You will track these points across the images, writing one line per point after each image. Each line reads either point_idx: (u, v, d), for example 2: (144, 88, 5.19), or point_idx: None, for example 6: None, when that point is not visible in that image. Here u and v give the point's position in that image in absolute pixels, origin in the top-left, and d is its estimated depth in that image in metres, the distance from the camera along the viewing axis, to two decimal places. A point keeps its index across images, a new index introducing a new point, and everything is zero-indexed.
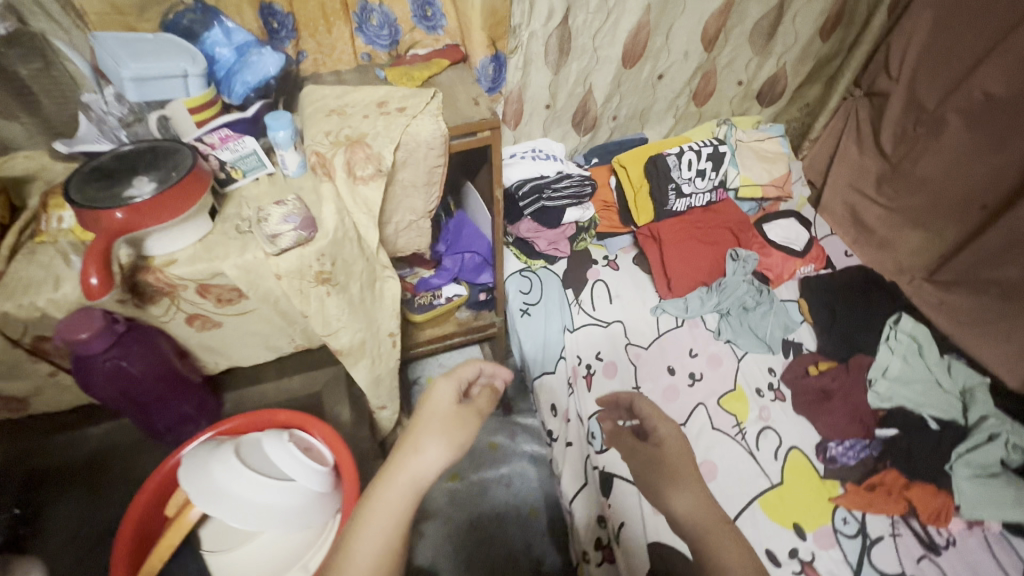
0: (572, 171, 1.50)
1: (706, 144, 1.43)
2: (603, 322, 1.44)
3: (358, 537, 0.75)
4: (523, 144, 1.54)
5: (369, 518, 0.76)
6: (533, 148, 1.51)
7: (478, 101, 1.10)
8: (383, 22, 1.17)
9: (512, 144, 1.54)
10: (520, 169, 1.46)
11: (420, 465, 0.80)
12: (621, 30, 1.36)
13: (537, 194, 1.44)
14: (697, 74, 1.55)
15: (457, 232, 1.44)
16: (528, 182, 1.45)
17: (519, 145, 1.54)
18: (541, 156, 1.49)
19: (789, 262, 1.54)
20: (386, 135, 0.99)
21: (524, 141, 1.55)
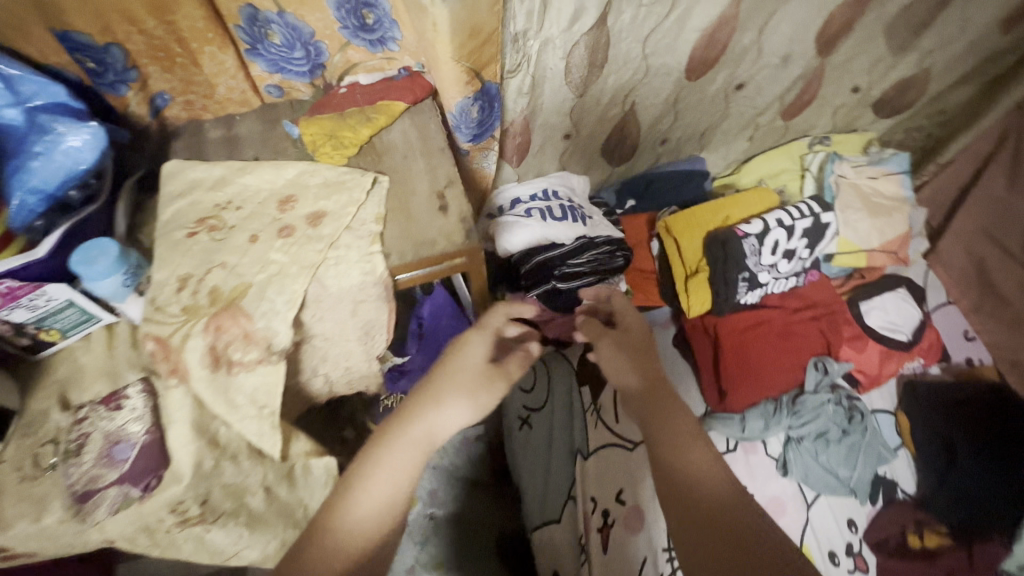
0: (602, 230, 1.06)
1: (805, 210, 0.94)
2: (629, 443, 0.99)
3: (359, 492, 0.57)
4: (531, 185, 1.07)
5: (369, 473, 0.58)
6: (544, 193, 1.05)
7: (445, 200, 0.66)
8: (290, 40, 0.69)
9: (514, 186, 1.06)
10: (527, 235, 1.00)
11: (440, 423, 0.62)
12: (691, 29, 0.85)
13: (551, 271, 1.01)
14: (798, 85, 1.03)
15: (435, 322, 1.02)
16: (539, 251, 1.00)
17: (526, 186, 1.06)
18: (556, 213, 1.02)
19: (890, 361, 1.12)
20: (283, 292, 0.58)
21: (534, 180, 1.07)
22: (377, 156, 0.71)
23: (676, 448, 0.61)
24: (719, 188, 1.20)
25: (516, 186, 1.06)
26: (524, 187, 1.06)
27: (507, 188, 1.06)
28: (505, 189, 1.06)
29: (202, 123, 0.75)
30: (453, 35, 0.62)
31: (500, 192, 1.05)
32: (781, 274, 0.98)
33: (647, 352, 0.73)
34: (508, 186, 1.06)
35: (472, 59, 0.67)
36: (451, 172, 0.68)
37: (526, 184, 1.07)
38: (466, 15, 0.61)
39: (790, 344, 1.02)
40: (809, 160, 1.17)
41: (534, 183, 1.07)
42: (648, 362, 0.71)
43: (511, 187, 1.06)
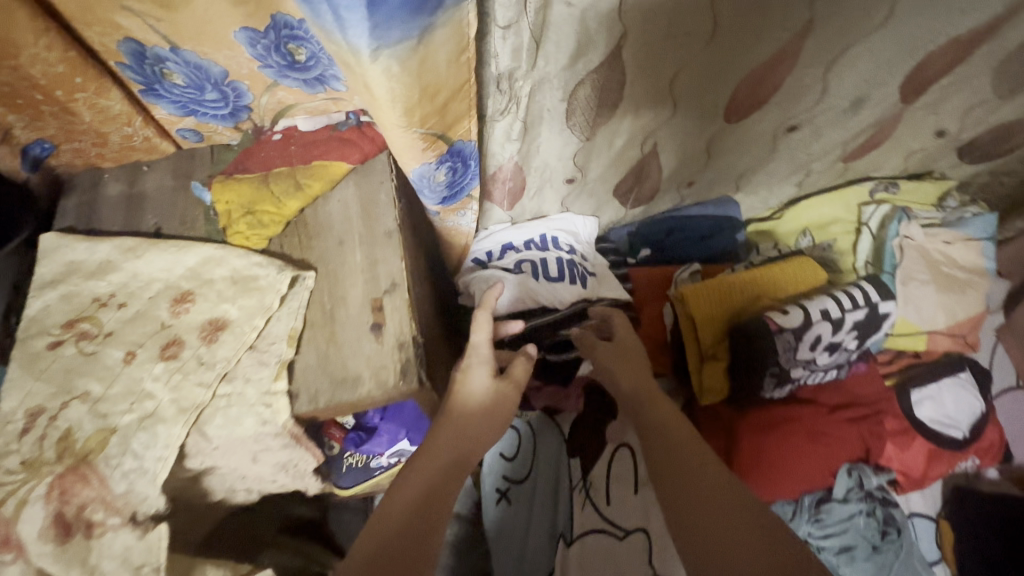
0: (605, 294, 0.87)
1: (859, 298, 0.75)
2: (620, 531, 0.81)
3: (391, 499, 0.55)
4: (524, 228, 0.87)
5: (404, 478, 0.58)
6: (539, 241, 0.87)
7: (382, 314, 0.50)
8: (195, 81, 0.53)
9: (504, 228, 0.87)
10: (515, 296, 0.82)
11: (464, 435, 0.61)
12: (738, 66, 0.65)
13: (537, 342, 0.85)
14: (868, 130, 0.82)
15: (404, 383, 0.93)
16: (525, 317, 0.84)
17: (519, 230, 0.87)
18: (551, 270, 0.85)
19: (940, 461, 0.94)
20: (153, 443, 0.45)
21: (529, 220, 0.87)
22: (307, 237, 0.55)
23: (672, 453, 0.55)
24: (754, 238, 1.01)
25: (506, 230, 0.86)
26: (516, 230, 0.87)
27: (494, 233, 0.86)
28: (491, 233, 0.86)
29: (101, 174, 0.60)
30: (396, 99, 0.44)
31: (486, 239, 0.86)
32: (817, 369, 0.79)
33: (637, 355, 0.70)
34: (496, 229, 0.86)
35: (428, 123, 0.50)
36: (394, 272, 0.52)
37: (518, 227, 0.87)
38: (412, 77, 0.43)
39: (822, 447, 0.84)
40: (869, 214, 0.96)
41: (528, 226, 0.87)
42: (639, 366, 0.68)
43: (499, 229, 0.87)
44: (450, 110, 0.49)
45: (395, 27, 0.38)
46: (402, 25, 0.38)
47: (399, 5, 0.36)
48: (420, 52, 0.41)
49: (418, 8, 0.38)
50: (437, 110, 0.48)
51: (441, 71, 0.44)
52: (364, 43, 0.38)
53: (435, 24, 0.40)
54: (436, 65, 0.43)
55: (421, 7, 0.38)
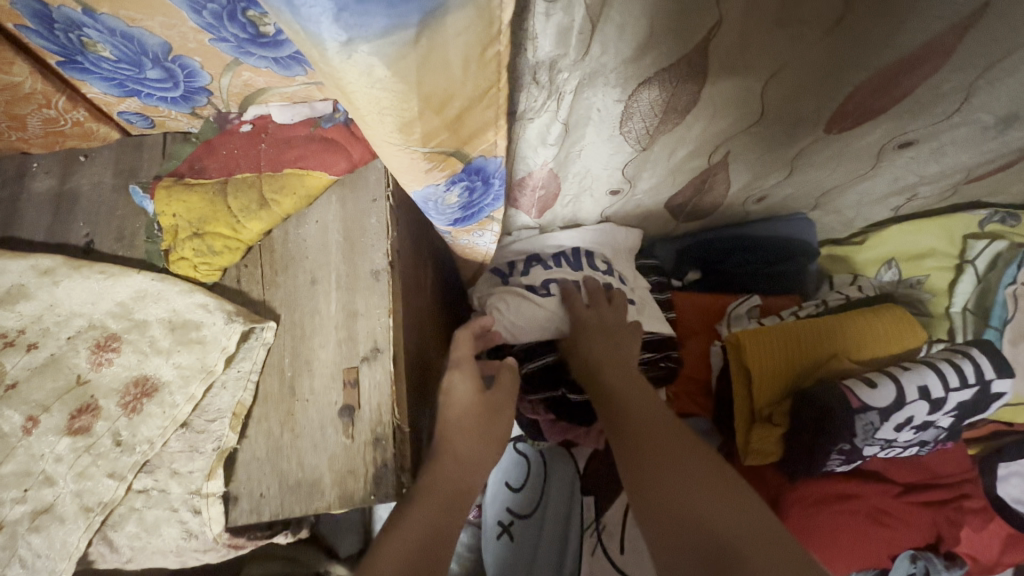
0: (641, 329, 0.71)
1: (969, 374, 0.60)
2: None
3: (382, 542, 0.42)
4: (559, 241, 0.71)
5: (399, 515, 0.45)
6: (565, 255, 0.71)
7: (356, 393, 0.38)
8: (128, 56, 0.39)
9: (535, 239, 0.72)
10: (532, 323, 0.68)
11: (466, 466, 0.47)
12: (862, 68, 0.48)
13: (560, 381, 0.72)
14: (1007, 154, 0.64)
15: None
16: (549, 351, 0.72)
17: (551, 243, 0.71)
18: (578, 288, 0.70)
19: (1018, 547, 0.79)
20: (47, 550, 0.34)
21: (566, 233, 0.71)
22: (271, 269, 0.43)
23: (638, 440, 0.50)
24: (825, 265, 0.87)
25: (537, 241, 0.72)
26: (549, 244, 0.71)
27: (523, 243, 0.72)
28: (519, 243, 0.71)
29: (28, 161, 0.48)
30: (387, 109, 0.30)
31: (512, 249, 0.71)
32: (894, 447, 0.65)
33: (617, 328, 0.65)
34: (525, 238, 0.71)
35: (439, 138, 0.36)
36: (377, 332, 0.39)
37: (551, 239, 0.71)
38: (409, 83, 0.28)
39: (884, 533, 0.69)
40: (976, 250, 0.79)
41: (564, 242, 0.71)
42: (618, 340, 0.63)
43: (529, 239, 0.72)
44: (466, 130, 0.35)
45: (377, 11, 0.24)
46: (389, 8, 0.24)
47: None
48: (422, 52, 0.27)
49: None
50: (447, 125, 0.34)
51: (455, 79, 0.30)
52: (329, 33, 0.24)
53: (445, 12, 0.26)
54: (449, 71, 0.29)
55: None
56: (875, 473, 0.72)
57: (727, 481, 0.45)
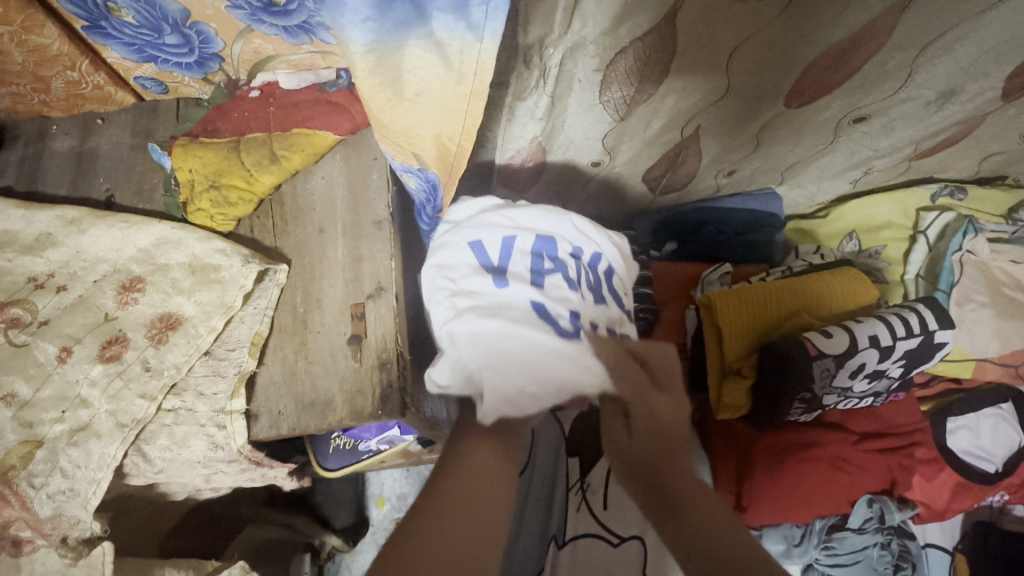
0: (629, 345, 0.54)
1: (915, 325, 0.67)
2: (614, 537, 0.75)
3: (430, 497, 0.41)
4: (518, 356, 0.43)
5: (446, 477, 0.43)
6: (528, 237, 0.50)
7: (363, 324, 0.42)
8: (149, 21, 0.43)
9: (488, 323, 0.44)
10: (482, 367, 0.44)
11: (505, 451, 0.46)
12: (815, 43, 0.54)
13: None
14: (949, 130, 0.71)
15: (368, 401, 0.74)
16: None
17: (510, 351, 0.44)
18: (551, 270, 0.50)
19: (967, 496, 0.85)
20: (85, 463, 0.38)
21: (555, 287, 0.48)
22: (282, 220, 0.47)
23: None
24: (793, 238, 0.92)
25: (500, 306, 0.45)
26: (500, 362, 0.43)
27: (482, 241, 0.48)
28: (478, 229, 0.48)
29: (49, 124, 0.51)
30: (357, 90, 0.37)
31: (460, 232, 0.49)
32: (851, 397, 0.72)
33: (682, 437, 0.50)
34: (480, 300, 0.45)
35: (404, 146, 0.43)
36: (381, 273, 0.44)
37: (513, 343, 0.43)
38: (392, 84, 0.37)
39: (843, 478, 0.75)
40: (929, 221, 0.86)
41: (530, 350, 0.44)
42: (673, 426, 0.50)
43: (489, 261, 0.47)
44: (413, 145, 0.42)
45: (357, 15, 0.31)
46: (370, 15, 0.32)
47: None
48: (382, 60, 0.34)
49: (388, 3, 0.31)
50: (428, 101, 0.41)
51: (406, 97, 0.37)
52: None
53: (407, 43, 0.33)
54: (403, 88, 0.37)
55: (392, 14, 0.32)
56: (836, 425, 0.78)
57: None
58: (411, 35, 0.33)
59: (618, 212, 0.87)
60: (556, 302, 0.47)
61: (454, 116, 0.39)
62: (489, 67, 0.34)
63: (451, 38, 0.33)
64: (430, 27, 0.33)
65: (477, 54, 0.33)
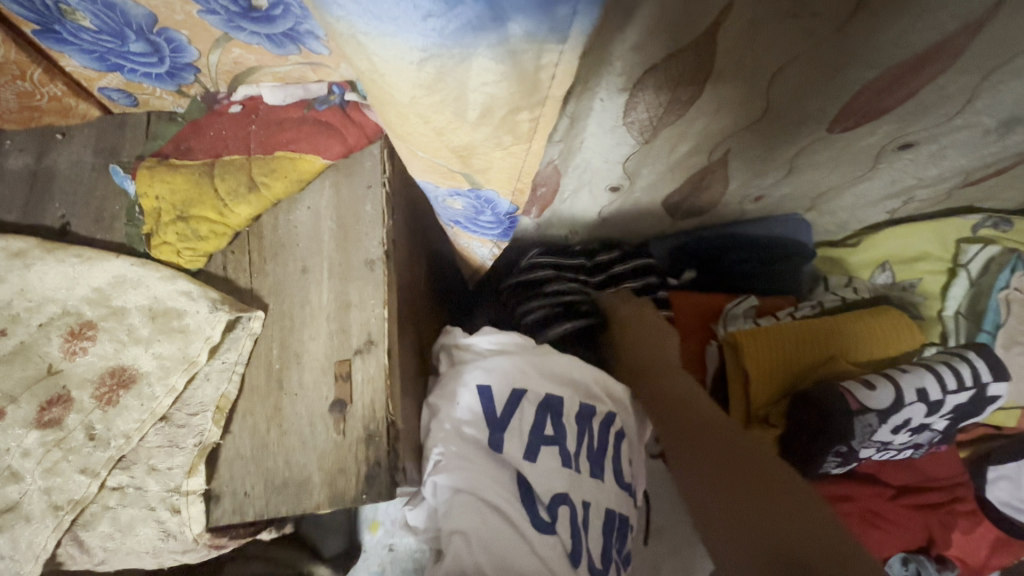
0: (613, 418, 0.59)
1: (966, 376, 0.60)
2: None
3: None
4: (488, 538, 0.45)
5: None
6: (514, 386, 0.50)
7: (349, 387, 0.36)
8: (110, 26, 0.37)
9: (467, 488, 0.47)
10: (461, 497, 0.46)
11: None
12: (869, 64, 0.47)
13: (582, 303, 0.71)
14: (1004, 158, 0.64)
15: None
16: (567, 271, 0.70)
17: (484, 527, 0.46)
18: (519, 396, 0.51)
19: (1005, 552, 0.79)
20: (12, 552, 0.32)
21: (548, 458, 0.49)
22: (259, 256, 0.41)
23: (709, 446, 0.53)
24: (822, 268, 0.86)
25: (484, 473, 0.47)
26: (469, 539, 0.45)
27: (492, 388, 0.50)
28: (491, 374, 0.50)
29: (2, 139, 0.45)
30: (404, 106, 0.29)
31: (475, 370, 0.50)
32: (889, 450, 0.65)
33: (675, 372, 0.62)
34: (464, 453, 0.47)
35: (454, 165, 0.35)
36: (372, 324, 0.37)
37: (489, 526, 0.45)
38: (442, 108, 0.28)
39: (876, 535, 0.69)
40: (970, 254, 0.79)
41: (503, 536, 0.45)
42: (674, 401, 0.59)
43: (492, 413, 0.49)
44: (471, 164, 0.35)
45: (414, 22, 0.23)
46: (426, 15, 0.22)
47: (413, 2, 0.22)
48: (441, 73, 0.26)
49: (448, 5, 0.22)
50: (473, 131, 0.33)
51: (468, 117, 0.29)
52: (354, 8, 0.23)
53: (475, 52, 0.24)
54: (464, 107, 0.28)
55: (457, 23, 0.23)
56: (871, 479, 0.71)
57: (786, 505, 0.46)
58: (480, 43, 0.24)
59: (635, 235, 0.80)
60: (543, 482, 0.48)
61: (525, 125, 0.31)
62: (572, 66, 0.26)
63: (530, 42, 0.24)
64: (503, 30, 0.24)
65: (560, 55, 0.25)
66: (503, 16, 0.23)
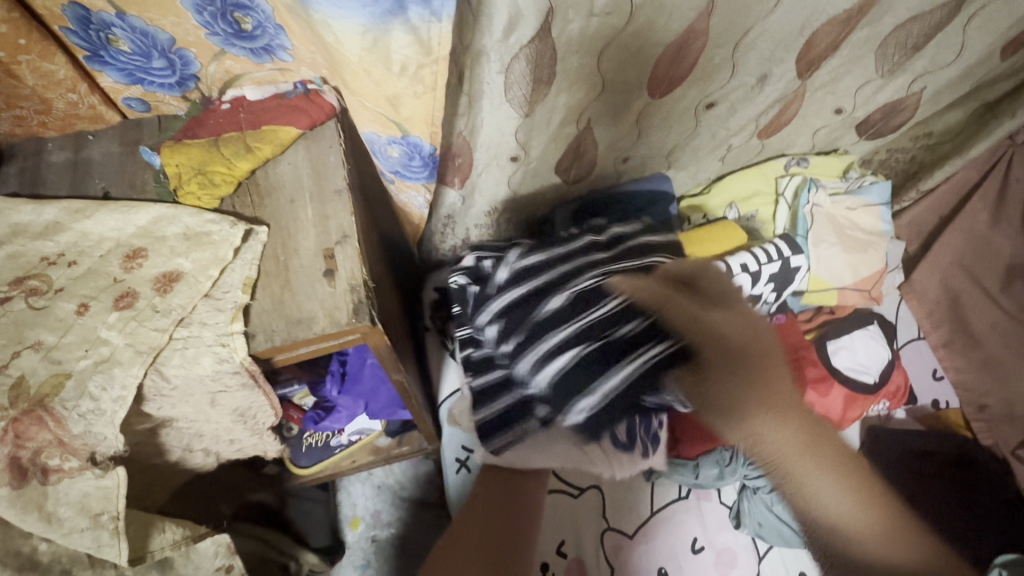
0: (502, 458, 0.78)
1: (773, 252, 0.85)
2: (574, 490, 0.99)
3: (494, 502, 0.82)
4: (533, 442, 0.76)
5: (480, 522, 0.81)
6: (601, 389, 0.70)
7: (334, 262, 0.53)
8: (141, 48, 0.55)
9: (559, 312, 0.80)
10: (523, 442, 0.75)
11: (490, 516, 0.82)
12: (657, 44, 0.74)
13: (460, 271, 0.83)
14: (774, 107, 0.92)
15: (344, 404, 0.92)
16: (598, 334, 0.69)
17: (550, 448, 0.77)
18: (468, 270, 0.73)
19: (854, 404, 1.03)
20: (109, 386, 0.46)
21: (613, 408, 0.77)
22: (258, 197, 0.58)
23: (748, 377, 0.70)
24: (686, 212, 1.09)
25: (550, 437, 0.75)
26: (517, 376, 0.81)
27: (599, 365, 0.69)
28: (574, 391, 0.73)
29: (44, 143, 0.61)
30: (355, 65, 0.50)
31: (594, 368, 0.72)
32: None
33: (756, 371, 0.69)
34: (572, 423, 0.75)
35: (389, 113, 0.56)
36: (345, 225, 0.56)
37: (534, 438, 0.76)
38: (384, 65, 0.49)
39: None
40: (784, 184, 1.07)
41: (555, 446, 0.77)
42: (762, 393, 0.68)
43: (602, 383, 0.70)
44: (400, 112, 0.55)
45: (358, 8, 0.44)
46: (364, 5, 0.44)
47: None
48: (376, 40, 0.46)
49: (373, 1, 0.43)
50: (387, 99, 0.54)
51: (395, 70, 0.50)
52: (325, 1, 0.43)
53: (392, 27, 0.45)
54: (391, 63, 0.49)
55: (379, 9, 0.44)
56: None
57: (786, 411, 0.68)
58: (395, 23, 0.45)
59: (542, 204, 1.03)
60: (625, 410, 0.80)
61: (429, 79, 0.50)
62: (448, 37, 0.46)
63: (422, 22, 0.45)
64: (405, 15, 0.44)
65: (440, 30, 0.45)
66: (401, 8, 0.44)
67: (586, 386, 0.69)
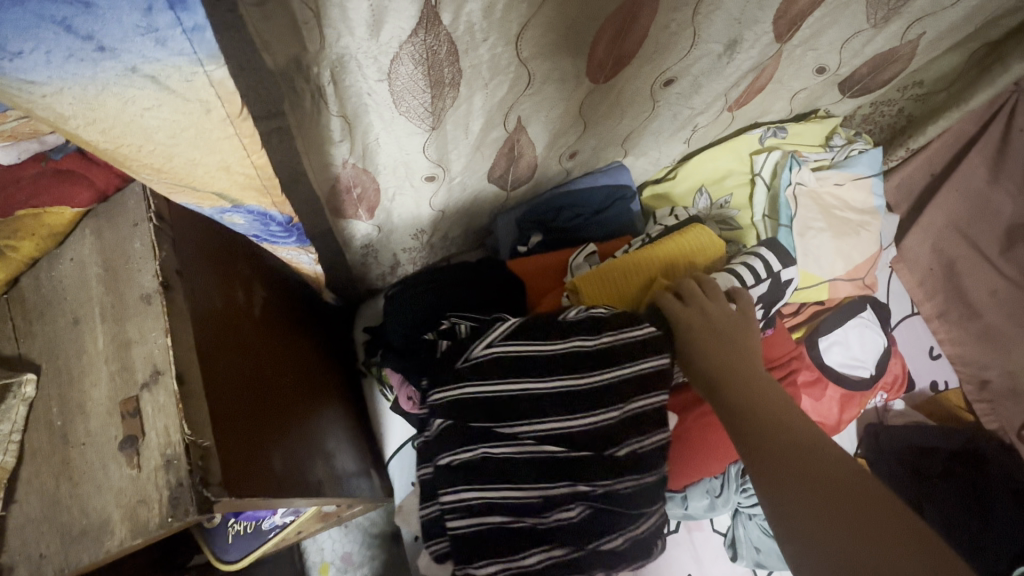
0: None
1: (760, 269, 0.70)
2: None
3: None
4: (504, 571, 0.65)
5: None
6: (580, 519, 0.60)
7: (138, 422, 0.36)
8: None
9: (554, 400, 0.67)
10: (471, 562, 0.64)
11: None
12: (591, 16, 0.54)
13: (458, 320, 0.70)
14: (747, 76, 0.74)
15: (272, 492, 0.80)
16: (511, 515, 0.56)
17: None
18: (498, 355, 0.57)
19: (850, 404, 0.91)
20: None
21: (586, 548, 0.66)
22: (27, 320, 0.40)
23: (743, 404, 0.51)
24: (651, 204, 0.93)
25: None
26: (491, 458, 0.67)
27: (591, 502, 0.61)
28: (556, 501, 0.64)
29: None
30: (74, 136, 0.30)
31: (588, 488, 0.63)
32: None
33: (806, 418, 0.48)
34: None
35: (190, 190, 0.37)
36: (155, 355, 0.37)
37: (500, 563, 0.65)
38: (138, 134, 0.30)
39: None
40: (761, 162, 0.91)
41: None
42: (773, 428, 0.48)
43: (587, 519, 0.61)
44: (204, 187, 0.36)
45: (28, 59, 0.25)
46: (42, 56, 0.25)
47: (15, 43, 0.24)
48: (99, 103, 0.28)
49: (48, 43, 0.24)
50: (172, 174, 0.35)
51: (158, 137, 0.31)
52: None
53: (110, 78, 0.27)
54: (147, 130, 0.30)
55: (62, 55, 0.25)
56: None
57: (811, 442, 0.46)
58: (113, 70, 0.26)
59: (478, 213, 0.84)
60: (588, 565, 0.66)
61: (223, 139, 0.32)
62: (222, 76, 0.28)
63: (158, 62, 0.26)
64: (123, 55, 0.26)
65: (201, 68, 0.27)
66: (111, 49, 0.25)
67: (489, 547, 0.56)
